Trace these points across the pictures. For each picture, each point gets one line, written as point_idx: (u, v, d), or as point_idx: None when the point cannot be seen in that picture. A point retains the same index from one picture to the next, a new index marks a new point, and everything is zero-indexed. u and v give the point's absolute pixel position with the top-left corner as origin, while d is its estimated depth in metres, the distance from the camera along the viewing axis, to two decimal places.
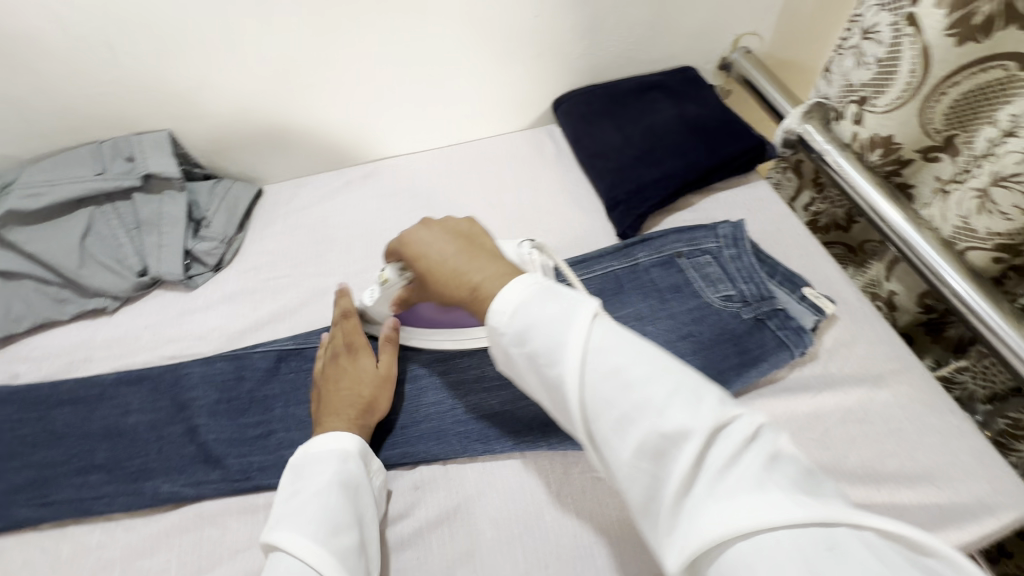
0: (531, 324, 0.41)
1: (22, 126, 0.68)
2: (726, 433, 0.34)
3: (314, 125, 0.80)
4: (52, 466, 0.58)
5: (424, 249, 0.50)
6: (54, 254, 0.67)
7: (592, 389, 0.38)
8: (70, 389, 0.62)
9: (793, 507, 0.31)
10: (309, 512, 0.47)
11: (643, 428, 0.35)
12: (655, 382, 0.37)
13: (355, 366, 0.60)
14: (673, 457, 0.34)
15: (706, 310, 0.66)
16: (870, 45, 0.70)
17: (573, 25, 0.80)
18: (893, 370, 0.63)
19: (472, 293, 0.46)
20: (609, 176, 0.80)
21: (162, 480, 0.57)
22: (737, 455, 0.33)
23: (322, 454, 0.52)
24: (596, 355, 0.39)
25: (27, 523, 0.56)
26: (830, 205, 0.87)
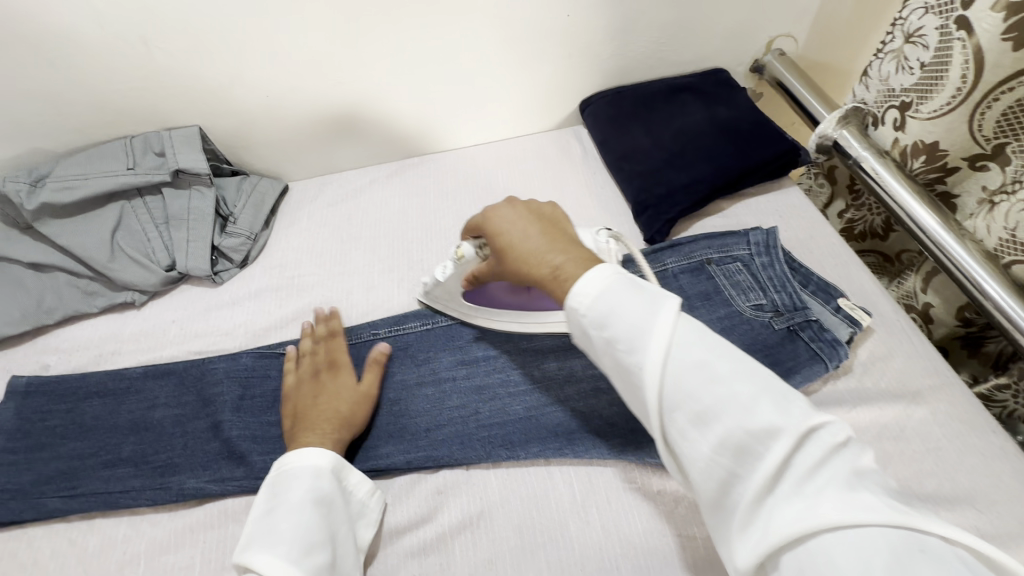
0: (614, 309, 0.40)
1: (57, 119, 0.69)
2: (815, 438, 0.35)
3: (342, 123, 0.80)
4: (81, 457, 0.59)
5: (504, 228, 0.50)
6: (85, 247, 0.67)
7: (675, 381, 0.37)
8: (99, 382, 0.63)
9: (883, 513, 0.31)
10: (282, 531, 0.46)
11: (727, 426, 0.35)
12: (743, 380, 0.36)
13: (337, 381, 0.61)
14: (759, 457, 0.34)
15: (737, 320, 0.65)
16: (915, 48, 0.67)
17: (605, 24, 0.79)
18: (932, 386, 0.61)
19: (552, 275, 0.45)
20: (637, 179, 0.78)
21: (188, 475, 0.57)
22: (826, 460, 0.34)
23: (298, 471, 0.51)
24: (681, 348, 0.38)
25: (56, 514, 0.56)
26: (867, 212, 0.84)
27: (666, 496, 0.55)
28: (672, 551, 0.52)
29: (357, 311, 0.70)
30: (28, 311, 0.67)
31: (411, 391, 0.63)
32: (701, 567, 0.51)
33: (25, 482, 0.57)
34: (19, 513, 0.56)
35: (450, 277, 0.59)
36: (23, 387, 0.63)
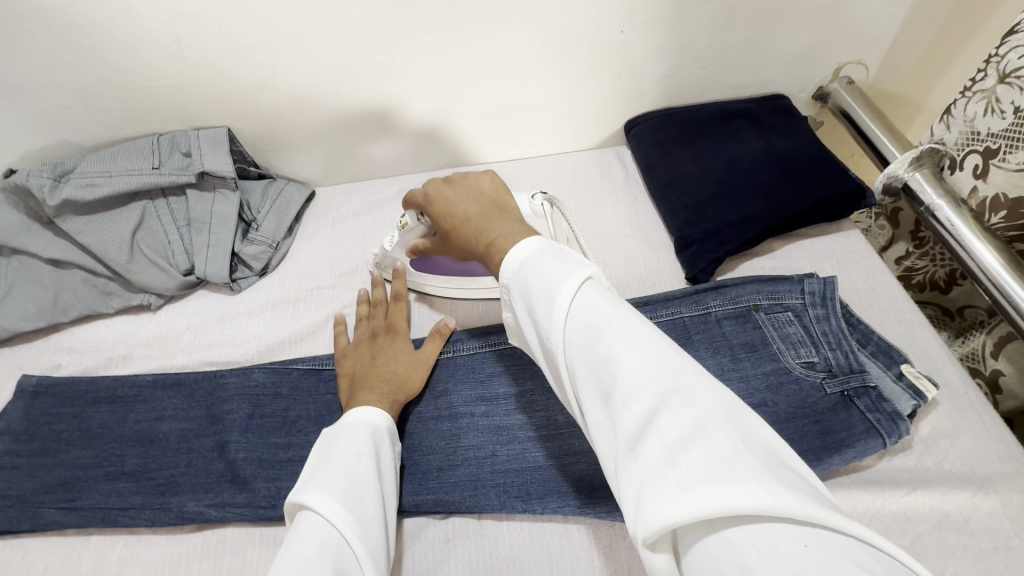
0: (527, 277, 0.40)
1: (87, 114, 0.67)
2: (688, 397, 0.30)
3: (374, 131, 0.77)
4: (83, 467, 0.57)
5: (449, 207, 0.51)
6: (104, 246, 0.66)
7: (569, 344, 0.36)
8: (108, 387, 0.61)
9: (770, 498, 0.26)
10: (340, 473, 0.44)
11: (606, 392, 0.33)
12: (627, 339, 0.33)
13: (392, 345, 0.61)
14: (632, 419, 0.31)
15: (784, 377, 0.59)
16: (1009, 90, 0.61)
17: (659, 43, 0.74)
18: (1004, 473, 0.54)
19: (487, 250, 0.45)
20: (683, 211, 0.73)
21: (188, 497, 0.54)
22: (696, 428, 0.29)
23: (356, 423, 0.50)
24: (577, 310, 0.36)
25: (52, 526, 0.53)
26: (931, 262, 0.77)
27: None
28: None
29: None
30: (44, 308, 0.65)
31: (426, 424, 0.59)
32: None
33: (25, 489, 0.55)
34: (15, 522, 0.53)
35: (396, 247, 0.65)
36: (33, 386, 0.61)
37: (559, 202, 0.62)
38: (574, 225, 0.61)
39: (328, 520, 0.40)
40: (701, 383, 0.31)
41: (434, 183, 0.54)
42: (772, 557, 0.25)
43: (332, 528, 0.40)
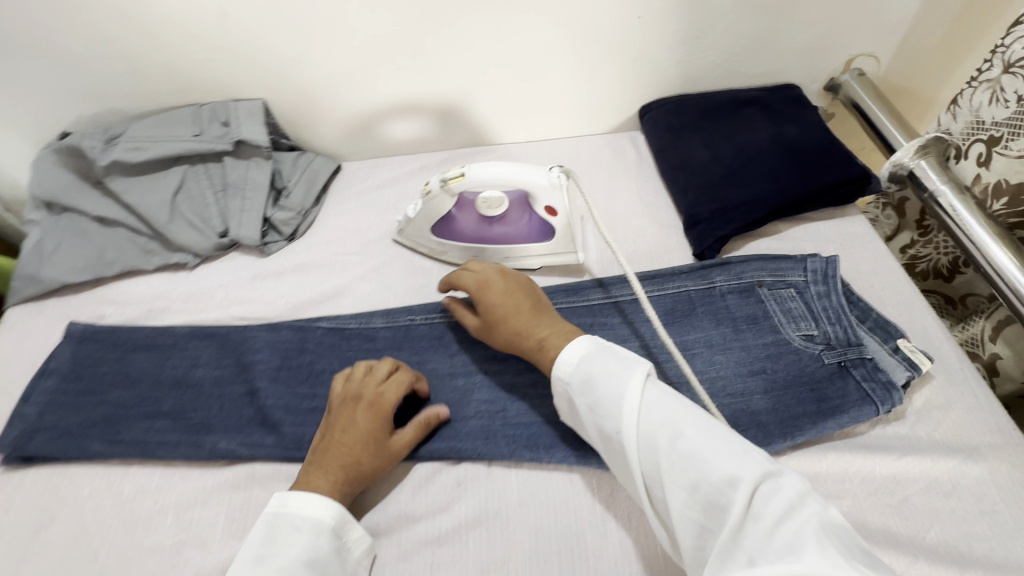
0: (596, 374, 0.47)
1: (136, 83, 0.72)
2: (767, 485, 0.38)
3: (399, 109, 0.81)
4: (124, 405, 0.61)
5: (499, 299, 0.58)
6: (148, 206, 0.70)
7: (646, 437, 0.43)
8: (147, 336, 0.65)
9: (847, 567, 0.33)
10: None
11: (692, 481, 0.39)
12: (702, 434, 0.41)
13: (368, 422, 0.54)
14: (725, 507, 0.38)
15: (784, 348, 0.62)
16: (1013, 79, 0.63)
17: (675, 30, 0.77)
18: (991, 444, 0.57)
19: (540, 345, 0.54)
20: (692, 191, 0.76)
21: (220, 435, 0.58)
22: (784, 510, 0.36)
23: (300, 520, 0.49)
24: (653, 407, 0.44)
25: (96, 457, 0.58)
26: (935, 250, 0.79)
27: None
28: None
29: (394, 295, 0.71)
30: (91, 262, 0.70)
31: (442, 380, 0.63)
32: None
33: (71, 423, 0.60)
34: (62, 451, 0.58)
35: (420, 214, 0.70)
36: (79, 331, 0.66)
37: (575, 174, 0.65)
38: (589, 199, 0.66)
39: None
40: (777, 471, 0.39)
41: (489, 272, 0.60)
42: None
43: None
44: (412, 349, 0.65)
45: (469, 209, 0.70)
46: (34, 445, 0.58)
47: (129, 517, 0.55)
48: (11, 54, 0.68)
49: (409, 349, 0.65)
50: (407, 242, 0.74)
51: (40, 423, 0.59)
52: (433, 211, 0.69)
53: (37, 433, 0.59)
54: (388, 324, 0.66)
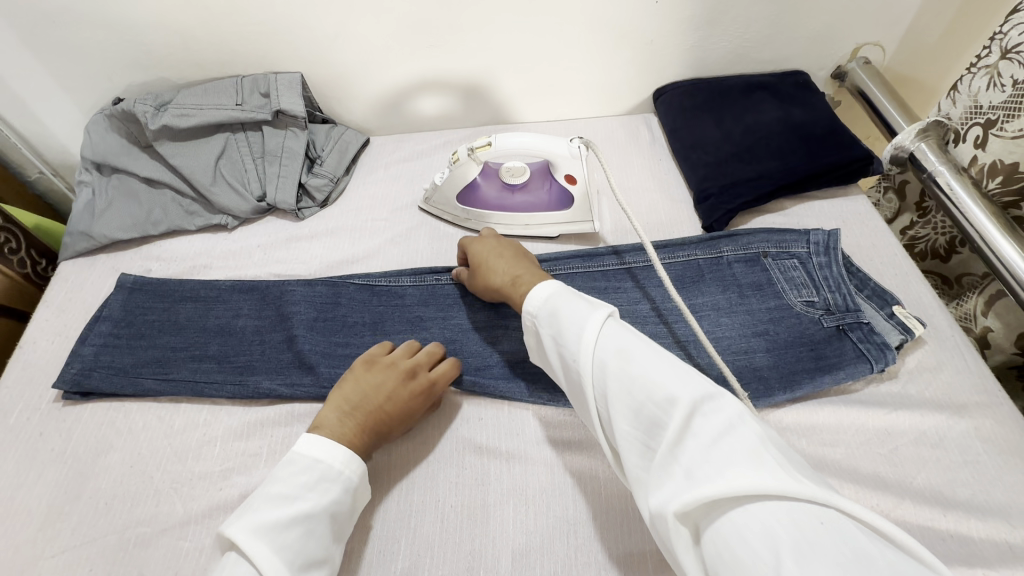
0: (560, 309, 0.50)
1: (184, 54, 0.77)
2: (711, 408, 0.39)
3: (426, 85, 0.85)
4: (174, 349, 0.66)
5: (485, 249, 0.63)
6: (193, 169, 0.75)
7: (602, 367, 0.45)
8: (193, 289, 0.70)
9: (775, 479, 0.35)
10: (293, 536, 0.45)
11: (637, 402, 0.42)
12: (653, 363, 0.43)
13: (413, 397, 0.57)
14: (665, 426, 0.40)
15: (786, 312, 0.66)
16: (1010, 65, 0.67)
17: (691, 15, 0.80)
18: (978, 402, 0.61)
19: (513, 283, 0.58)
20: (702, 168, 0.80)
21: (263, 376, 0.63)
22: (722, 428, 0.38)
23: (330, 471, 0.50)
24: (607, 338, 0.46)
25: (148, 393, 0.63)
26: (933, 231, 0.83)
27: None
28: None
29: (420, 257, 0.75)
30: (139, 221, 0.75)
31: (466, 334, 0.67)
32: None
33: (125, 363, 0.65)
34: (118, 388, 0.63)
35: (447, 181, 0.75)
36: (130, 282, 0.71)
37: (594, 145, 0.69)
38: (608, 169, 0.70)
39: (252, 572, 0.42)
40: (720, 394, 0.40)
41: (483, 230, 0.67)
42: (788, 524, 0.33)
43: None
44: (438, 305, 0.69)
45: (492, 177, 0.75)
46: (93, 381, 0.63)
47: (180, 447, 0.60)
48: (69, 24, 0.72)
49: (435, 305, 0.69)
50: (432, 210, 0.79)
51: (97, 362, 0.64)
52: (459, 178, 0.74)
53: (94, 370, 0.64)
54: (415, 282, 0.71)
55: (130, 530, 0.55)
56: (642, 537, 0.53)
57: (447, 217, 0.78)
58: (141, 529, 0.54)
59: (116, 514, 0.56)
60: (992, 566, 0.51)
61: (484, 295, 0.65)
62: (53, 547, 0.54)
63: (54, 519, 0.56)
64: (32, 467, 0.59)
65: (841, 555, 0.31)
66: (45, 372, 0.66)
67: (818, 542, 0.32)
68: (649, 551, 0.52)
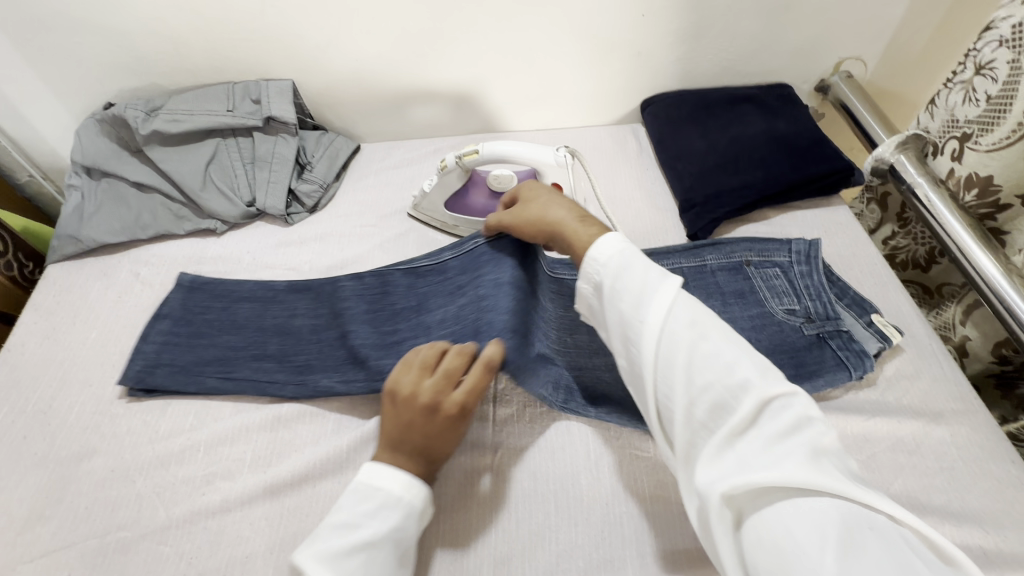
0: (632, 266, 0.49)
1: (177, 60, 0.78)
2: (784, 403, 0.40)
3: (418, 95, 0.86)
4: (234, 348, 0.65)
5: (541, 190, 0.61)
6: (183, 174, 0.76)
7: (668, 339, 0.45)
8: (250, 289, 0.70)
9: (834, 482, 0.36)
10: (353, 563, 0.44)
11: (706, 383, 0.42)
12: (730, 348, 0.43)
13: (453, 428, 0.53)
14: (733, 409, 0.41)
15: (767, 320, 0.67)
16: (983, 81, 0.68)
17: (676, 28, 0.82)
18: (954, 409, 0.62)
19: (580, 219, 0.57)
20: (687, 177, 0.81)
21: (277, 379, 0.62)
22: (792, 426, 0.39)
23: (388, 497, 0.49)
24: (678, 312, 0.46)
25: (211, 391, 0.62)
26: (913, 241, 0.84)
27: None
28: (674, 517, 0.55)
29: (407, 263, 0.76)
30: (128, 225, 0.76)
31: None
32: None
33: (187, 361, 0.64)
34: (182, 386, 0.63)
35: (435, 189, 0.76)
36: (189, 281, 0.71)
37: (579, 153, 0.70)
38: (591, 177, 0.70)
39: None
40: (793, 391, 0.41)
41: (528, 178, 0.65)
42: (837, 523, 0.35)
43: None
44: (449, 274, 0.66)
45: (481, 185, 0.76)
46: (157, 378, 0.63)
47: (163, 452, 0.59)
48: (64, 28, 0.73)
49: None
50: (421, 217, 0.80)
51: (160, 359, 0.64)
52: (447, 185, 0.75)
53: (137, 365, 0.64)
54: (457, 254, 0.67)
55: (110, 534, 0.54)
56: (621, 543, 0.54)
57: (435, 224, 0.79)
58: (122, 534, 0.54)
59: (97, 519, 0.55)
60: None
61: (523, 232, 0.60)
62: (33, 551, 0.54)
63: (34, 522, 0.55)
64: (15, 470, 0.59)
65: (886, 561, 0.33)
66: (32, 375, 0.66)
67: (867, 547, 0.34)
68: (628, 556, 0.53)
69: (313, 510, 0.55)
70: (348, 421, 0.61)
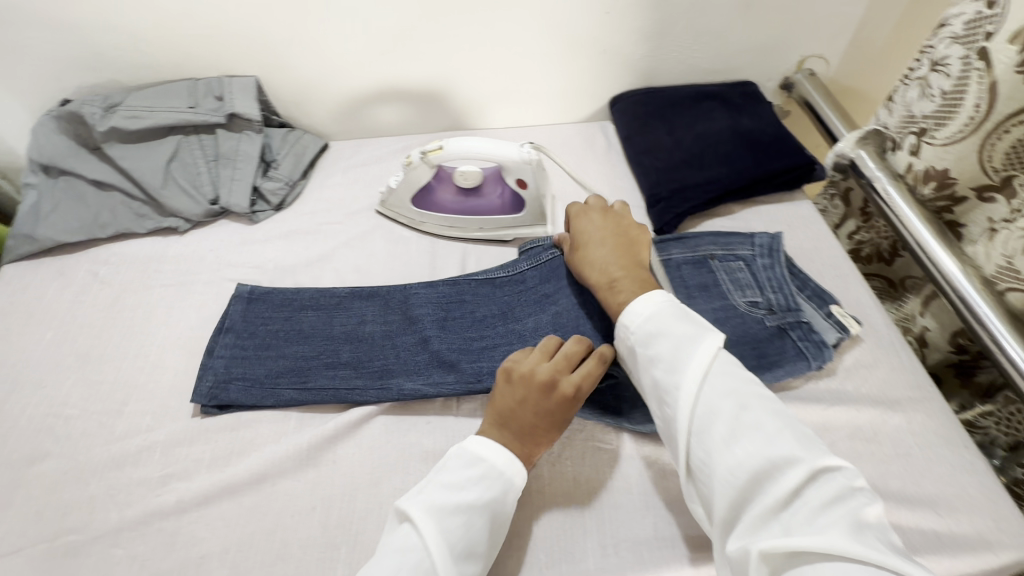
0: (666, 329, 0.51)
1: (136, 56, 0.77)
2: (827, 474, 0.42)
3: (385, 93, 0.86)
4: (304, 358, 0.63)
5: (591, 234, 0.62)
6: (142, 172, 0.75)
7: (705, 405, 0.47)
8: (311, 297, 0.67)
9: (879, 552, 0.37)
10: (456, 522, 0.45)
11: (746, 450, 0.43)
12: (770, 417, 0.45)
13: (564, 414, 0.53)
14: (774, 477, 0.42)
15: (731, 313, 0.67)
16: (938, 77, 0.69)
17: (641, 26, 0.83)
18: (911, 398, 0.63)
19: (609, 284, 0.57)
20: (654, 173, 0.82)
21: (236, 378, 0.61)
22: (835, 497, 0.40)
23: (492, 468, 0.49)
24: (713, 378, 0.48)
25: (293, 403, 0.61)
26: (876, 235, 0.86)
27: (638, 459, 0.58)
28: (636, 508, 0.55)
29: (374, 260, 0.75)
30: (86, 224, 0.74)
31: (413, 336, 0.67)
32: (664, 526, 0.54)
33: (260, 373, 0.62)
34: (259, 400, 0.60)
35: (401, 185, 0.75)
36: (247, 293, 0.68)
37: (543, 149, 0.72)
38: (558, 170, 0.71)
39: (419, 553, 0.44)
40: (836, 462, 0.42)
41: (594, 206, 0.66)
42: None
43: (420, 558, 0.44)
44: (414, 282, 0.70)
45: (447, 182, 0.77)
46: (234, 393, 0.60)
47: (119, 454, 0.58)
48: (17, 23, 0.72)
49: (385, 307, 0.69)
50: (389, 214, 0.79)
51: (230, 374, 0.62)
52: (413, 181, 0.75)
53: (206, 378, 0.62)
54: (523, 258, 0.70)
55: (60, 538, 0.53)
56: (583, 535, 0.54)
57: (401, 220, 0.79)
58: (72, 537, 0.53)
59: (48, 523, 0.54)
60: (918, 554, 0.53)
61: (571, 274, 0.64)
62: None
63: None
64: None
65: None
66: None
67: None
68: (590, 547, 0.53)
69: (270, 509, 0.54)
70: (310, 419, 0.61)
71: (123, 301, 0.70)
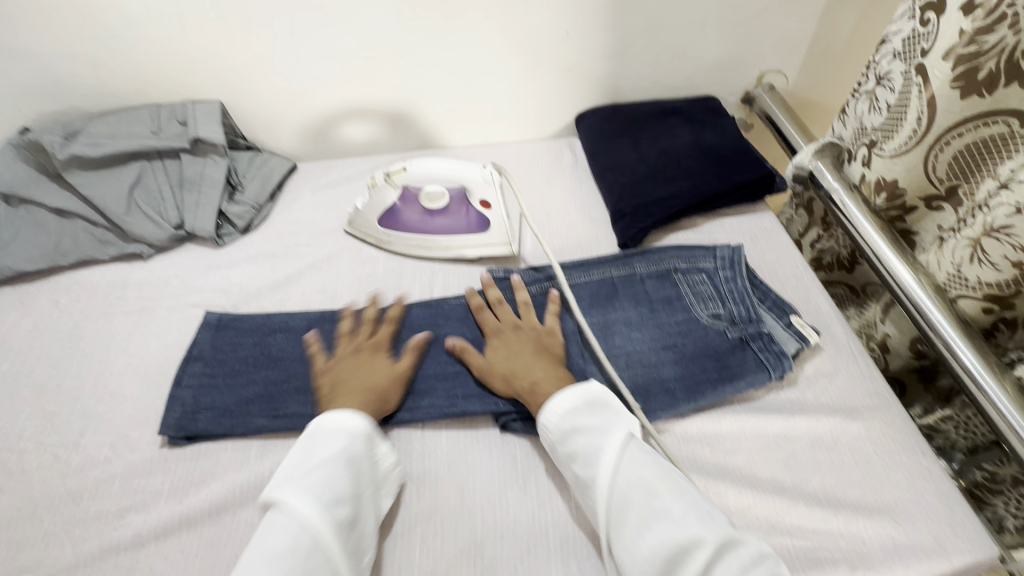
0: (579, 427, 0.55)
1: (96, 82, 0.77)
2: (735, 549, 0.46)
3: (351, 114, 0.87)
4: (275, 383, 0.62)
5: (507, 345, 0.64)
6: (105, 199, 0.75)
7: (618, 493, 0.51)
8: (281, 322, 0.68)
9: None
10: (314, 478, 0.51)
11: (658, 535, 0.47)
12: (677, 499, 0.50)
13: (373, 357, 0.63)
14: (689, 559, 0.45)
15: (693, 325, 0.68)
16: (884, 91, 0.71)
17: (601, 44, 0.85)
18: (870, 406, 0.64)
19: (532, 389, 0.59)
20: (618, 188, 0.83)
21: (197, 406, 0.61)
22: (742, 570, 0.45)
23: (335, 430, 0.55)
24: (624, 466, 0.52)
25: (264, 431, 0.60)
26: (836, 243, 0.87)
27: None
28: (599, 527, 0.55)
29: (342, 280, 0.75)
30: (46, 252, 0.74)
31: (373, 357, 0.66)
32: None
33: (229, 402, 0.61)
34: (228, 429, 0.60)
35: (367, 208, 0.76)
36: (217, 320, 0.68)
37: (506, 170, 0.74)
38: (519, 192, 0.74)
39: (302, 530, 0.48)
40: (740, 537, 0.47)
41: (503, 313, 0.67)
42: None
43: (303, 535, 0.47)
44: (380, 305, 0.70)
45: (413, 202, 0.77)
46: (202, 424, 0.60)
47: (75, 487, 0.57)
48: None
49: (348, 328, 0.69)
50: (356, 234, 0.79)
51: (201, 403, 0.61)
52: (378, 203, 0.76)
53: (172, 410, 0.61)
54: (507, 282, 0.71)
55: None
56: (546, 555, 0.54)
57: (368, 240, 0.78)
58: None
59: None
60: (873, 564, 0.54)
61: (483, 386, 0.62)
62: None
63: None
64: None
65: None
66: None
67: None
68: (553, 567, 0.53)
69: (228, 539, 0.54)
70: (272, 445, 0.60)
71: (83, 330, 0.70)
